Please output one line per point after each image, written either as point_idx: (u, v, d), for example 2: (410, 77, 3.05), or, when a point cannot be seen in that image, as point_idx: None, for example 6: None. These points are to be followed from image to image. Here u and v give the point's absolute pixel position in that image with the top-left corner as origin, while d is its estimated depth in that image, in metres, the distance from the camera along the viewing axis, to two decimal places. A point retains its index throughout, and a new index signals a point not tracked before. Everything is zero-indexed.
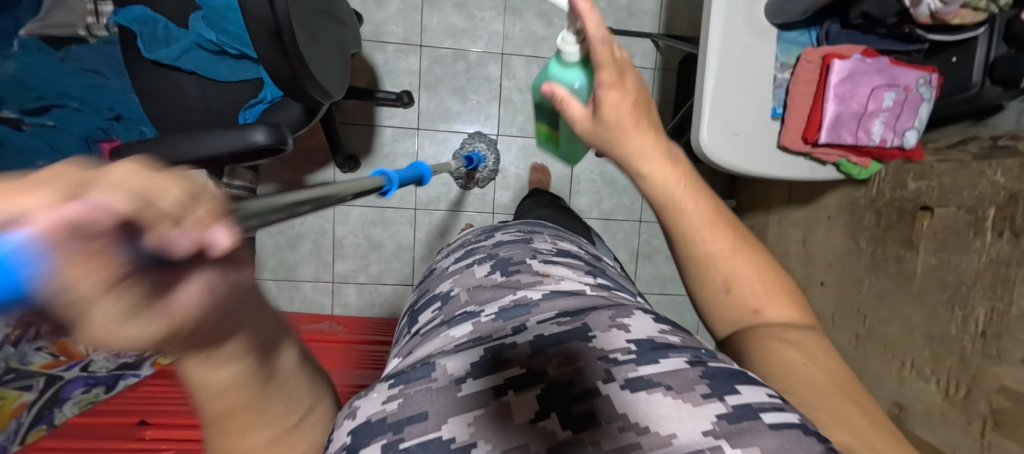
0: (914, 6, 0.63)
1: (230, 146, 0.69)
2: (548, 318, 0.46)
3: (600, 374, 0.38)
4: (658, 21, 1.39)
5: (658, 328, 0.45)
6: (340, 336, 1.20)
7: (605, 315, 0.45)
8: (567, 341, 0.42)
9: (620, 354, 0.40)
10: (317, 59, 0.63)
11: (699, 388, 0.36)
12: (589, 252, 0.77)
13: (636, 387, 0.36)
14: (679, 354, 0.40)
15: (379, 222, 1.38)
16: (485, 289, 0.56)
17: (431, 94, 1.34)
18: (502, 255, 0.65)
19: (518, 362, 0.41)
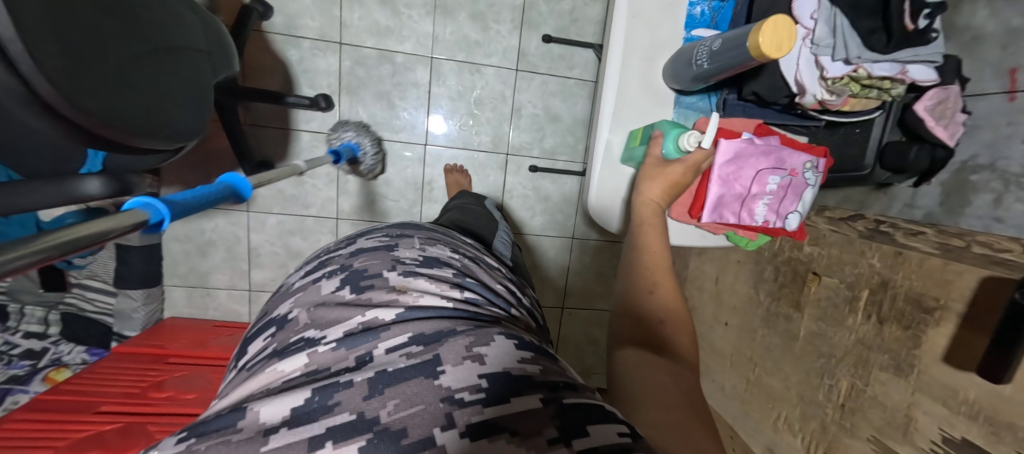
0: (800, 95, 0.60)
1: (59, 198, 0.63)
2: (402, 345, 0.36)
3: (441, 418, 0.27)
4: (602, 30, 1.31)
5: (519, 354, 0.36)
6: None
7: (462, 340, 0.35)
8: (411, 376, 0.31)
9: (468, 393, 0.30)
10: (148, 113, 0.57)
11: (548, 434, 0.27)
12: (468, 254, 0.61)
13: (480, 435, 0.26)
14: (537, 391, 0.31)
15: (298, 230, 1.32)
16: (330, 307, 0.41)
17: (353, 97, 1.25)
18: (356, 265, 0.48)
19: (348, 408, 0.28)
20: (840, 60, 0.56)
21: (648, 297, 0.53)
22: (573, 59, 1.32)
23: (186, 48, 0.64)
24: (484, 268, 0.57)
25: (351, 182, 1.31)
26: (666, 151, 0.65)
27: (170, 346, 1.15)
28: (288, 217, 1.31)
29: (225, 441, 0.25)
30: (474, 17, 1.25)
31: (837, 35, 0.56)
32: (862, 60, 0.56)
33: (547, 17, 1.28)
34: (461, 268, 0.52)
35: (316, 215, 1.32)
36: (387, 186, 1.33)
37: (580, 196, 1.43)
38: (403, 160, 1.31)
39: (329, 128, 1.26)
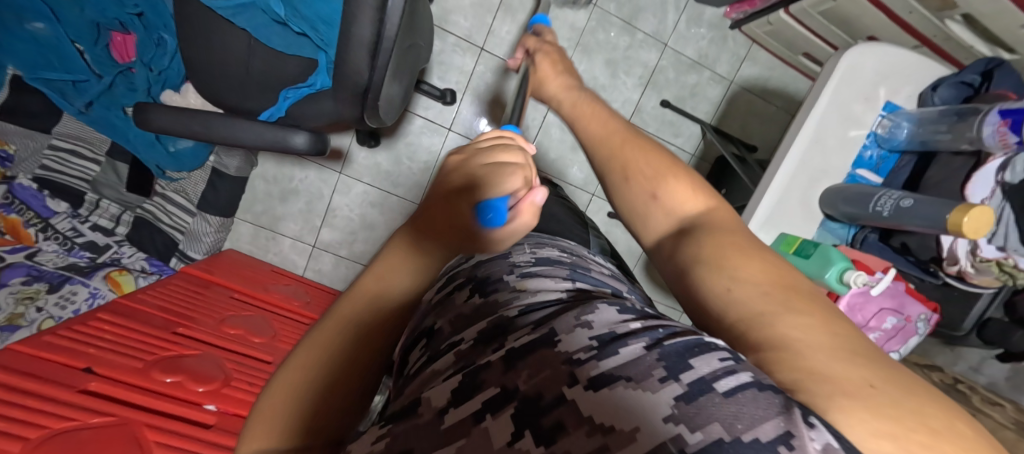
0: (949, 263, 0.69)
1: (267, 143, 0.64)
2: (524, 332, 0.33)
3: (563, 378, 0.26)
4: (714, 111, 1.41)
5: (623, 315, 0.33)
6: (306, 309, 1.18)
7: (568, 311, 0.33)
8: (529, 348, 0.29)
9: (585, 353, 0.28)
10: (389, 100, 0.60)
11: (656, 373, 0.24)
12: (570, 250, 0.59)
13: (602, 384, 0.24)
14: (642, 340, 0.28)
15: (379, 205, 1.35)
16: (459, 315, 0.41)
17: (475, 100, 1.31)
18: (477, 274, 0.47)
19: (493, 381, 0.27)
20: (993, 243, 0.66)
21: (650, 207, 0.43)
22: (681, 129, 1.40)
23: (417, 45, 0.68)
24: (590, 264, 0.54)
25: (444, 176, 1.35)
26: (825, 275, 0.70)
27: (231, 280, 1.14)
28: (375, 189, 1.34)
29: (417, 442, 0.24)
30: (608, 63, 1.33)
31: (1001, 225, 0.65)
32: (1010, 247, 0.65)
33: (670, 84, 1.37)
34: (571, 264, 0.50)
35: (402, 195, 1.35)
36: None
37: (642, 251, 1.51)
38: None
39: (443, 121, 1.31)
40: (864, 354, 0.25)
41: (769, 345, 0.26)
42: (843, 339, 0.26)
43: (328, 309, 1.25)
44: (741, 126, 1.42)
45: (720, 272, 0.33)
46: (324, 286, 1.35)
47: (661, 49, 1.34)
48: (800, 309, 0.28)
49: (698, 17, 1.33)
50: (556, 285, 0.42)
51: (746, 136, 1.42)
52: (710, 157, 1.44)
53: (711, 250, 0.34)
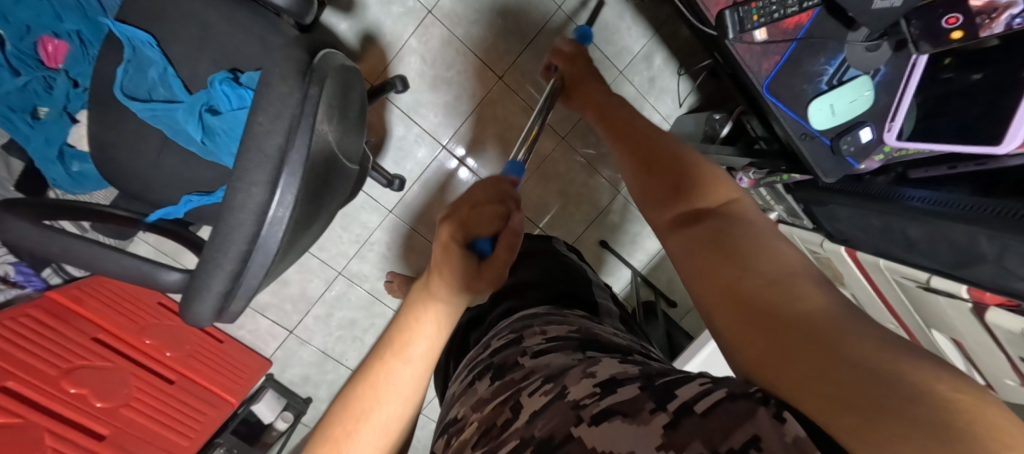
0: None
1: (138, 277, 0.61)
2: (534, 390, 0.39)
3: (572, 420, 0.32)
4: (647, 261, 1.49)
5: (621, 364, 0.39)
6: (175, 362, 1.13)
7: (578, 368, 0.39)
8: (545, 405, 0.36)
9: (589, 400, 0.34)
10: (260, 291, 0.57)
11: (648, 405, 0.31)
12: (582, 310, 0.64)
13: (600, 419, 0.31)
14: (635, 381, 0.34)
15: (298, 263, 1.30)
16: (481, 389, 0.46)
17: (424, 190, 1.31)
18: (491, 348, 0.53)
19: (515, 437, 0.35)
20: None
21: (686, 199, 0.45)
22: (612, 269, 1.48)
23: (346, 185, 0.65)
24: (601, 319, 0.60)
25: (374, 252, 1.34)
26: None
27: (101, 314, 1.04)
28: None
29: None
30: (563, 192, 1.37)
31: None
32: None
33: (614, 227, 1.43)
34: (578, 322, 0.55)
35: (324, 259, 1.31)
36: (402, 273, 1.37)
37: None
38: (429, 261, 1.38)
39: (386, 202, 1.29)
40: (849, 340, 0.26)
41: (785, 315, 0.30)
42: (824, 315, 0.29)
43: (202, 360, 1.19)
44: (667, 280, 1.51)
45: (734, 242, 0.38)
46: (210, 326, 1.28)
47: (614, 193, 1.40)
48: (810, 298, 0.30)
49: None
50: (571, 355, 0.44)
51: (668, 290, 1.51)
52: (631, 300, 1.53)
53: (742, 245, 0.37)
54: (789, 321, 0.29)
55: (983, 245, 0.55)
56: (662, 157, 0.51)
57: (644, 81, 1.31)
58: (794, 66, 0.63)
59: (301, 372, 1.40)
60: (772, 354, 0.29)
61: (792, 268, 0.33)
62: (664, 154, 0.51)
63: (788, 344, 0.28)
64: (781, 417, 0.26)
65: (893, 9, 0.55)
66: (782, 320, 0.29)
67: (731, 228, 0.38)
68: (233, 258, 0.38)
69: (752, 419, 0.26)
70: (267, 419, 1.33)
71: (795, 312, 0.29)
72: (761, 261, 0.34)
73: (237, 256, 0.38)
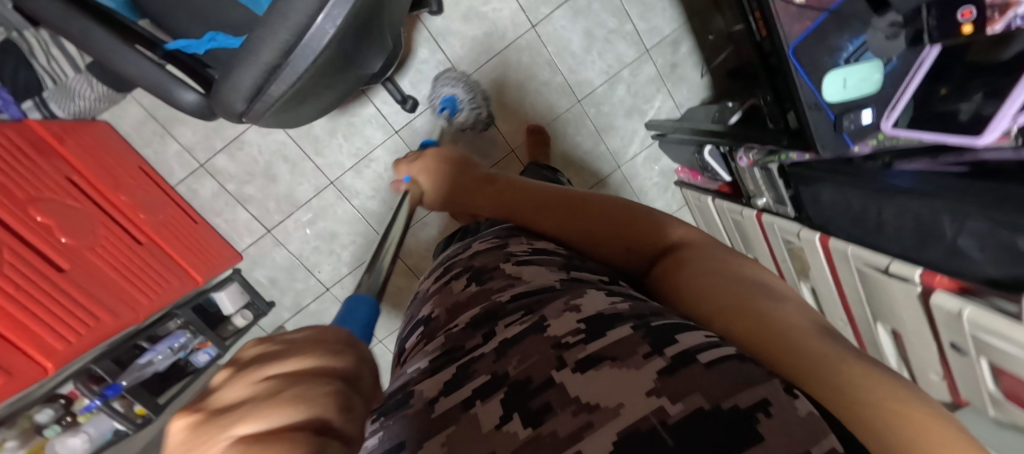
0: None
1: (155, 89, 0.60)
2: (512, 314, 0.38)
3: (554, 360, 0.29)
4: None
5: (609, 300, 0.38)
6: (146, 225, 1.09)
7: (562, 298, 0.38)
8: (523, 337, 0.33)
9: (573, 337, 0.31)
10: (277, 118, 0.65)
11: (644, 349, 0.28)
12: (571, 239, 0.65)
13: (589, 366, 0.28)
14: (628, 321, 0.32)
15: (292, 162, 1.28)
16: (461, 307, 0.46)
17: (433, 119, 1.31)
18: (478, 264, 0.55)
19: (484, 369, 0.32)
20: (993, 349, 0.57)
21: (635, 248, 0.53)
22: None
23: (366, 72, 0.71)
24: (599, 253, 0.61)
25: (371, 170, 1.33)
26: None
27: (77, 157, 1.00)
28: (296, 147, 1.27)
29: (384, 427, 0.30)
30: (566, 156, 1.39)
31: None
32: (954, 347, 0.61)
33: None
34: (568, 256, 0.55)
35: (319, 165, 1.30)
36: (394, 198, 1.37)
37: None
38: None
39: (394, 122, 1.29)
40: (813, 350, 0.29)
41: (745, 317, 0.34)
42: (790, 339, 0.31)
43: (174, 234, 1.15)
44: None
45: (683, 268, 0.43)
46: (184, 206, 1.24)
47: (614, 168, 1.44)
48: (767, 315, 0.34)
49: (654, 160, 1.46)
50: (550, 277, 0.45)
51: None
52: None
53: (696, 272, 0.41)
54: (773, 322, 0.32)
55: (944, 224, 0.61)
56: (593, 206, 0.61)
57: (666, 65, 1.36)
58: (820, 36, 0.67)
59: (269, 274, 1.37)
60: (764, 352, 0.31)
61: (767, 291, 0.38)
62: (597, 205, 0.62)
63: (775, 349, 0.30)
64: (793, 391, 0.23)
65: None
66: (772, 338, 0.31)
67: (701, 257, 0.43)
68: (281, 44, 0.51)
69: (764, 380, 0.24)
70: (228, 311, 1.28)
71: (783, 319, 0.33)
72: (746, 289, 0.37)
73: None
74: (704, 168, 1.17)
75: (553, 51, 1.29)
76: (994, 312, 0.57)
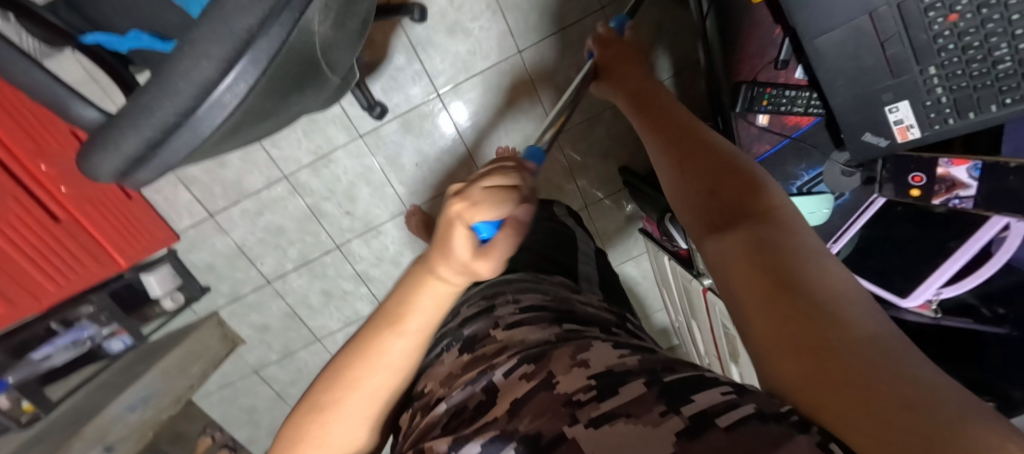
0: None
1: (45, 102, 0.51)
2: (515, 368, 0.43)
3: (566, 417, 0.34)
4: None
5: (617, 353, 0.43)
6: (69, 200, 1.02)
7: (566, 353, 0.43)
8: (532, 395, 0.39)
9: (583, 394, 0.37)
10: None
11: (658, 408, 0.33)
12: (556, 286, 0.69)
13: (600, 421, 0.33)
14: (638, 377, 0.37)
15: (245, 150, 1.21)
16: (457, 365, 0.51)
17: (402, 129, 1.25)
18: (464, 327, 0.59)
19: (492, 427, 0.37)
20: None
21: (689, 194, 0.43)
22: None
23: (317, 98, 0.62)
24: (588, 302, 0.65)
25: (329, 170, 1.27)
26: None
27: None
28: None
29: None
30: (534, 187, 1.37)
31: None
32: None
33: None
34: (553, 305, 0.60)
35: (274, 157, 1.23)
36: (350, 202, 1.31)
37: None
38: (382, 201, 1.32)
39: (359, 126, 1.22)
40: (870, 367, 0.25)
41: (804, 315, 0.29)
42: (834, 348, 0.26)
43: (101, 214, 1.08)
44: None
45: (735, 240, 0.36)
46: None
47: (582, 206, 1.43)
48: (828, 312, 0.28)
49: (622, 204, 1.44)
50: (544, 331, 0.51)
51: None
52: None
53: (735, 246, 0.35)
54: (835, 342, 0.27)
55: None
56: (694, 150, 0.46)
57: None
58: (778, 160, 0.70)
59: (207, 259, 1.32)
60: (814, 375, 0.27)
61: (827, 263, 0.32)
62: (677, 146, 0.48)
63: (828, 360, 0.26)
64: (827, 447, 0.25)
65: (876, 147, 0.62)
66: (823, 347, 0.27)
67: (770, 236, 0.34)
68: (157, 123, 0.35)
69: (787, 439, 0.25)
70: (154, 294, 1.22)
71: (844, 339, 0.27)
72: (804, 285, 0.30)
73: (160, 125, 0.35)
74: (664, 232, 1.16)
75: (537, 79, 1.24)
76: None
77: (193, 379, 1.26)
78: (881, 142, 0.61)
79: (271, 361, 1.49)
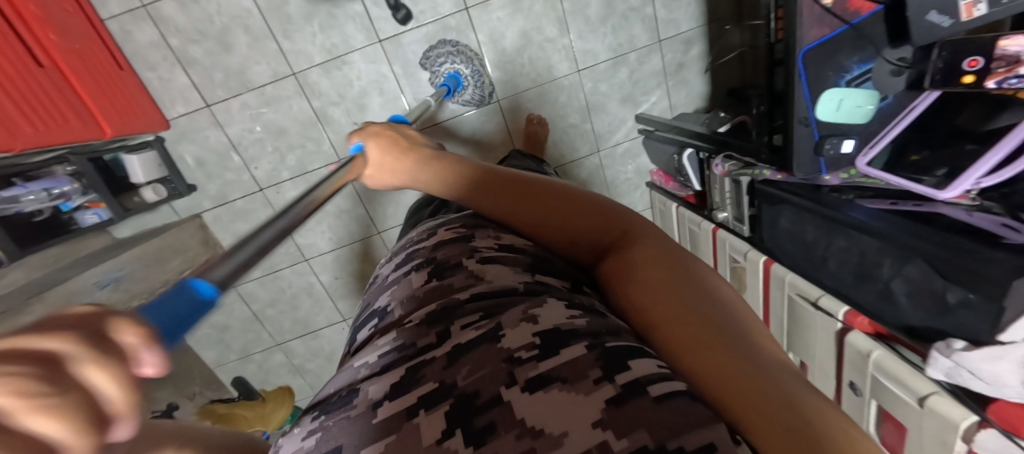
0: None
1: None
2: (469, 321, 0.39)
3: (505, 377, 0.32)
4: None
5: (568, 313, 0.39)
6: (59, 46, 0.95)
7: (519, 308, 0.39)
8: (477, 344, 0.35)
9: (525, 353, 0.34)
10: None
11: (594, 374, 0.30)
12: None
13: (535, 386, 0.31)
14: (583, 339, 0.34)
15: (253, 37, 1.14)
16: (413, 302, 0.47)
17: (424, 40, 1.20)
18: (438, 258, 0.53)
19: (432, 376, 0.35)
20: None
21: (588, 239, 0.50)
22: None
23: None
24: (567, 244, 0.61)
25: (341, 73, 1.21)
26: None
27: None
28: (260, 20, 1.13)
29: (345, 415, 0.34)
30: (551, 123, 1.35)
31: None
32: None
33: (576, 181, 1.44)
34: (538, 249, 0.53)
35: (284, 49, 1.17)
36: (360, 112, 1.25)
37: None
38: (392, 116, 1.27)
39: (380, 29, 1.17)
40: (750, 367, 0.31)
41: (705, 324, 0.35)
42: (718, 350, 0.33)
43: (84, 69, 1.00)
44: None
45: (641, 281, 0.41)
46: (113, 46, 1.09)
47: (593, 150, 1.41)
48: (695, 330, 0.35)
49: (632, 155, 1.42)
50: (517, 276, 0.46)
51: None
52: None
53: (647, 278, 0.40)
54: (725, 344, 0.33)
55: (884, 266, 0.61)
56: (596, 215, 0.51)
57: (673, 62, 1.31)
58: (832, 49, 0.63)
59: (197, 153, 1.23)
60: (723, 371, 0.31)
61: (697, 287, 0.39)
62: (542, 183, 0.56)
63: (731, 363, 0.31)
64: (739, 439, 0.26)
65: (937, 30, 0.57)
66: (715, 347, 0.33)
67: (669, 271, 0.41)
68: None
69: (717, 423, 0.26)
70: (136, 180, 1.14)
71: (728, 341, 0.33)
72: (686, 289, 0.38)
73: None
74: (678, 171, 1.14)
75: (568, 8, 1.22)
76: (899, 358, 0.61)
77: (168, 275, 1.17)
78: (945, 22, 0.56)
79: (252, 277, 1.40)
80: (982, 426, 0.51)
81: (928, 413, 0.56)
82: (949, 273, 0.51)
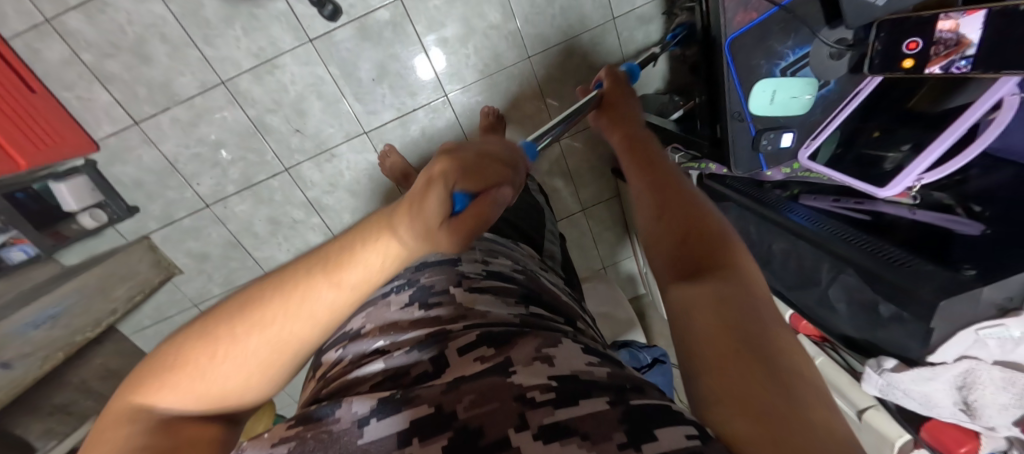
0: None
1: None
2: (472, 346, 0.35)
3: (513, 419, 0.27)
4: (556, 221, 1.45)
5: (585, 359, 0.34)
6: None
7: (530, 344, 0.34)
8: (479, 376, 0.31)
9: (539, 394, 0.29)
10: None
11: (618, 437, 0.25)
12: (528, 268, 0.57)
13: (550, 435, 0.25)
14: (604, 393, 0.29)
15: (172, 45, 1.07)
16: (399, 325, 0.41)
17: (358, 36, 1.12)
18: (424, 280, 0.48)
19: (427, 400, 0.30)
20: (970, 421, 0.44)
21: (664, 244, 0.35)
22: None
23: None
24: (552, 283, 0.56)
25: (273, 78, 1.13)
26: None
27: None
28: (177, 27, 1.05)
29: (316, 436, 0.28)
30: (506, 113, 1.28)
31: None
32: (981, 399, 0.42)
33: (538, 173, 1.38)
34: (522, 284, 0.48)
35: (208, 57, 1.09)
36: (299, 117, 1.19)
37: None
38: (335, 119, 1.20)
39: (309, 28, 1.09)
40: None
41: (777, 393, 0.23)
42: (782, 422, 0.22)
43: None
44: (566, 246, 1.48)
45: (712, 300, 0.29)
46: (21, 68, 1.02)
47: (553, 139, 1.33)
48: (741, 378, 0.24)
49: (596, 141, 1.36)
50: (509, 308, 0.42)
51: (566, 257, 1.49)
52: None
53: (712, 301, 0.28)
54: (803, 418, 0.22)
55: (822, 270, 0.57)
56: (687, 207, 0.36)
57: (629, 41, 1.23)
58: (761, 34, 0.56)
59: (134, 174, 1.18)
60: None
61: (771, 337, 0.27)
62: (680, 188, 0.39)
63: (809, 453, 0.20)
64: None
65: (873, 9, 0.51)
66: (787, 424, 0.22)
67: (738, 296, 0.28)
68: None
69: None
70: (68, 207, 1.09)
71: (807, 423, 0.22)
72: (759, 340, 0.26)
73: None
74: None
75: None
76: (841, 368, 0.58)
77: (118, 302, 1.14)
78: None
79: (213, 295, 1.36)
80: (916, 445, 0.51)
81: (866, 427, 0.53)
82: (878, 287, 0.48)
